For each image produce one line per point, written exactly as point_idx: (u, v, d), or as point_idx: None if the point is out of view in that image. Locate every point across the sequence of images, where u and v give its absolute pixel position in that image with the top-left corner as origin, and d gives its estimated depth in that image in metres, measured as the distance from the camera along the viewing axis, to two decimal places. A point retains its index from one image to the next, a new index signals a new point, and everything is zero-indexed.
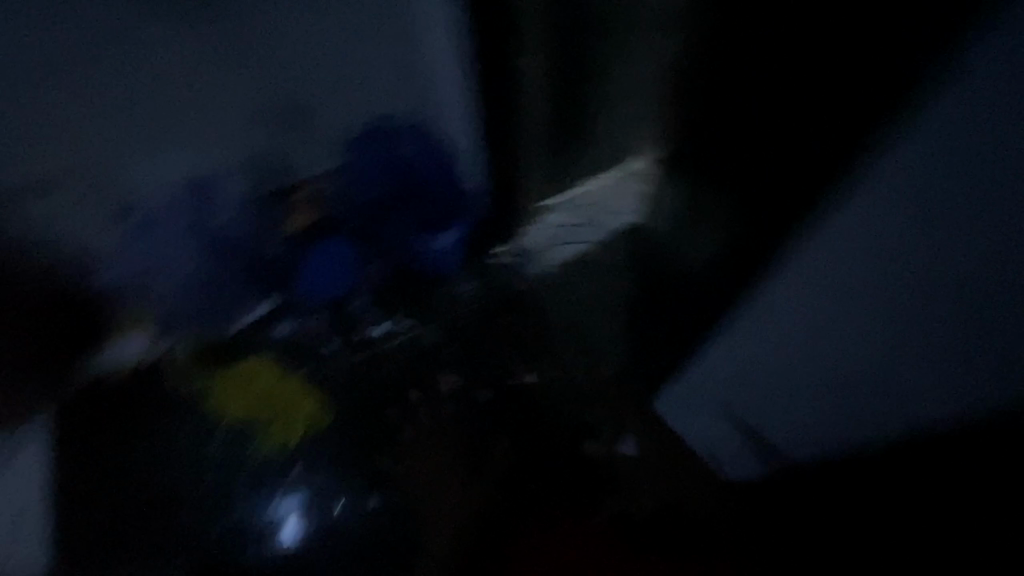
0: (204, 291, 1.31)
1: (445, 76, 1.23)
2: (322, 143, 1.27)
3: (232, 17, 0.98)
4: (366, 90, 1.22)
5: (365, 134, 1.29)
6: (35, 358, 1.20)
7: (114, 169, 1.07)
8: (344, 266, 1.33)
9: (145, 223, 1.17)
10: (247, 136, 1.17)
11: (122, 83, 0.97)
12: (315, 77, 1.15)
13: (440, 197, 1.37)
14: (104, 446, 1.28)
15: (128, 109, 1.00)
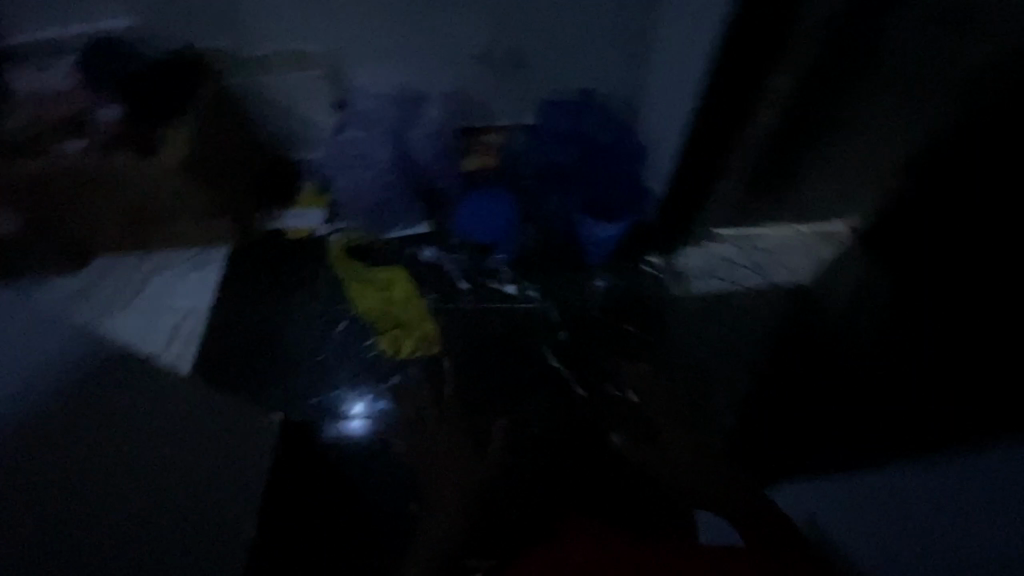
0: (374, 194, 1.37)
1: (660, 73, 1.27)
2: (521, 99, 1.44)
3: None
4: (578, 64, 1.37)
5: (565, 104, 1.39)
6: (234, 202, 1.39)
7: (353, 61, 1.34)
8: (505, 212, 1.38)
9: (358, 115, 1.34)
10: (464, 69, 1.37)
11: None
12: (543, 37, 1.32)
13: (616, 183, 1.34)
14: (242, 296, 1.37)
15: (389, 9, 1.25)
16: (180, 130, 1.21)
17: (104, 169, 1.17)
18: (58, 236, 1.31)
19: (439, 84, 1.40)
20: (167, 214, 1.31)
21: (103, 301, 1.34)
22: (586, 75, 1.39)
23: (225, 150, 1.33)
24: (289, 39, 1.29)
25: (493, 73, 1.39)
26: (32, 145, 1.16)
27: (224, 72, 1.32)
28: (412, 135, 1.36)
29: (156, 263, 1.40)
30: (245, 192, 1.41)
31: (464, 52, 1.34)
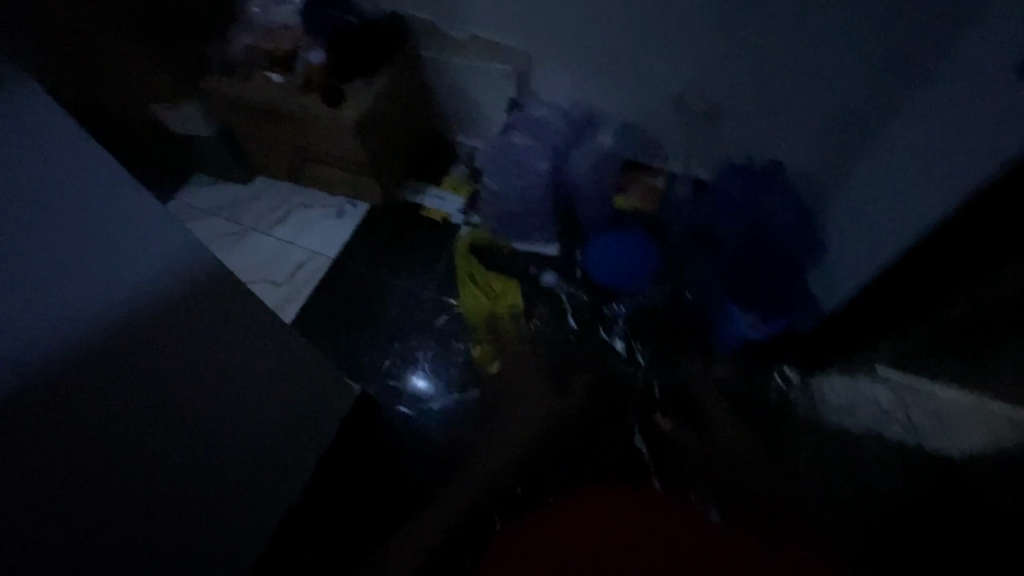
0: (513, 204, 1.33)
1: (862, 183, 1.06)
2: (704, 147, 1.33)
3: (733, 20, 1.03)
4: (781, 134, 1.21)
5: (746, 171, 1.25)
6: (391, 167, 1.42)
7: (543, 67, 1.28)
8: (639, 263, 1.29)
9: (528, 119, 1.31)
10: (651, 106, 1.28)
11: (608, 18, 1.13)
12: (751, 101, 1.17)
13: (776, 279, 1.17)
14: (365, 256, 1.41)
15: (598, 33, 1.17)
16: (365, 92, 1.24)
17: (291, 109, 1.23)
18: (235, 146, 1.41)
19: (621, 110, 1.32)
20: (326, 158, 1.37)
21: (253, 218, 1.46)
22: (787, 148, 1.22)
23: (396, 116, 1.35)
24: (489, 30, 1.25)
25: (680, 117, 1.28)
26: (242, 69, 1.26)
27: (421, 41, 1.32)
28: (573, 158, 1.30)
29: (306, 199, 1.48)
30: (401, 159, 1.44)
31: (662, 89, 1.23)
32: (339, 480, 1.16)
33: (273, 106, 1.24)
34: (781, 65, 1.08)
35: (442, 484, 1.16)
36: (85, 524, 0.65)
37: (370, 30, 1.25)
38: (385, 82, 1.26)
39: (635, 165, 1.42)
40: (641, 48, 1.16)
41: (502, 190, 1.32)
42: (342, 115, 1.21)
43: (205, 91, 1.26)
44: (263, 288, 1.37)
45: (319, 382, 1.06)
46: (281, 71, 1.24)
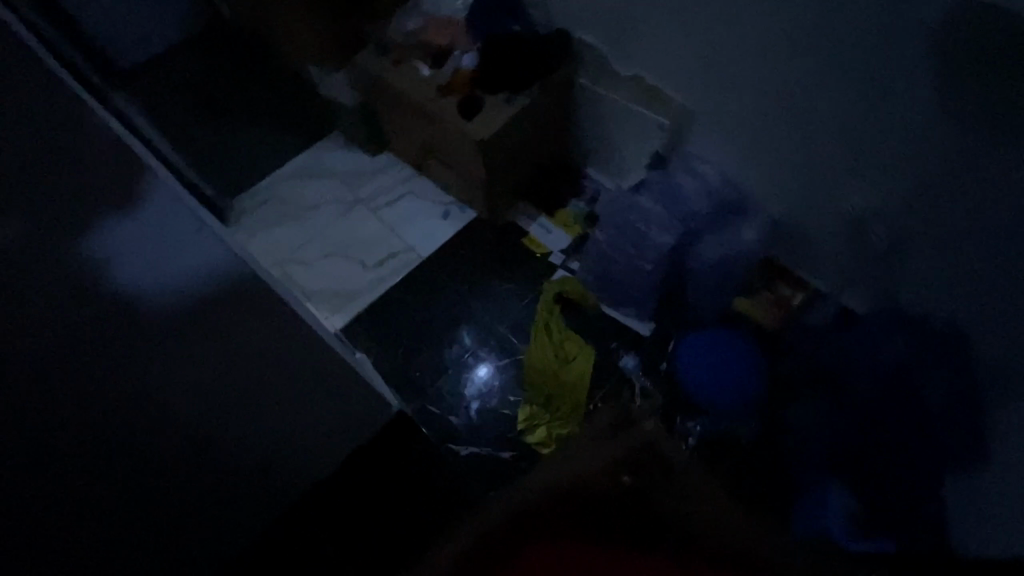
0: (618, 266, 1.20)
1: None
2: (860, 277, 1.10)
3: (962, 152, 0.80)
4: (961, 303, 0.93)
5: (904, 326, 1.02)
6: (506, 186, 1.34)
7: (704, 131, 1.12)
8: (738, 383, 1.11)
9: (665, 183, 1.16)
10: (814, 212, 1.07)
11: (801, 103, 0.94)
12: (939, 253, 0.93)
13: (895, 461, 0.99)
14: (451, 268, 1.37)
15: (780, 116, 0.99)
16: (502, 109, 1.16)
17: (425, 107, 1.18)
18: (370, 122, 1.42)
19: (776, 205, 1.12)
20: (449, 160, 1.33)
21: (366, 194, 1.47)
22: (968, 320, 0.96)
23: (529, 138, 1.26)
24: (657, 75, 1.11)
25: (848, 236, 1.05)
26: (396, 52, 1.23)
27: (580, 67, 1.21)
28: (704, 242, 1.13)
29: (420, 190, 1.46)
30: (519, 180, 1.35)
31: (834, 198, 1.02)
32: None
33: (410, 97, 1.20)
34: (1004, 226, 0.82)
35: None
36: None
37: (530, 43, 1.15)
38: (526, 103, 1.17)
39: (773, 267, 1.21)
40: (828, 144, 0.96)
41: (613, 251, 1.19)
42: (472, 129, 1.14)
43: (356, 65, 1.26)
44: (354, 269, 1.37)
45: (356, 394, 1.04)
46: (430, 65, 1.20)
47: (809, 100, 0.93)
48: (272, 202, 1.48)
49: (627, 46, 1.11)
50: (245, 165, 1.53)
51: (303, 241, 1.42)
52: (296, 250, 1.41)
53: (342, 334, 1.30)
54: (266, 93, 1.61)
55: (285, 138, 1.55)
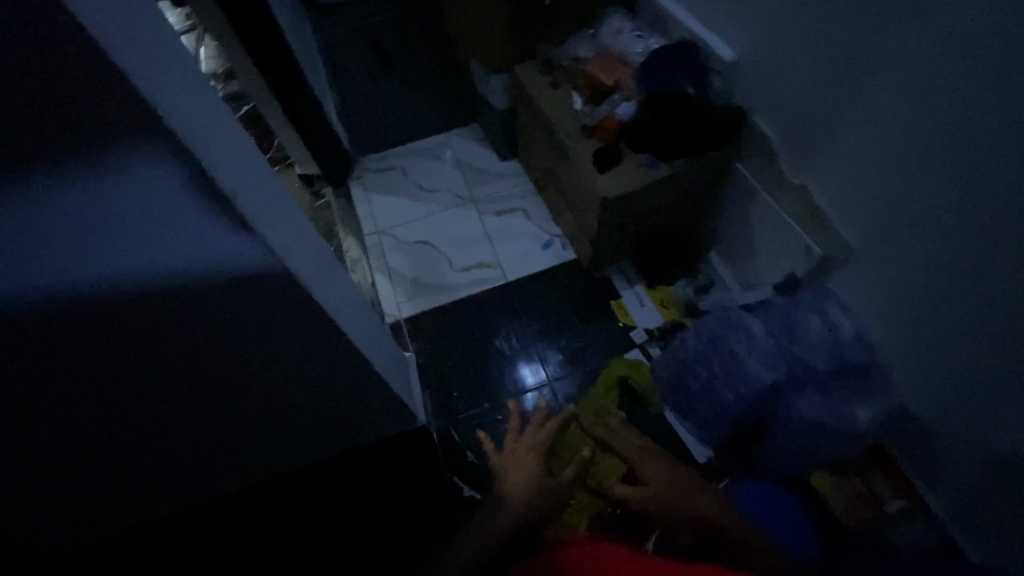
0: (698, 381, 1.07)
1: None
2: (976, 518, 0.89)
3: None
4: None
5: None
6: (617, 245, 1.25)
7: (854, 277, 0.95)
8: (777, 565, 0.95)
9: (789, 317, 0.99)
10: (948, 424, 0.88)
11: (983, 307, 0.75)
12: None
13: None
14: (528, 301, 1.31)
15: (952, 307, 0.80)
16: (639, 171, 1.06)
17: (562, 141, 1.12)
18: (510, 129, 1.40)
19: (904, 391, 0.94)
20: (569, 196, 1.27)
21: (481, 195, 1.45)
22: None
23: (658, 206, 1.15)
24: (826, 198, 0.95)
25: (980, 472, 0.85)
26: (558, 74, 1.18)
27: (742, 153, 1.08)
28: (804, 397, 0.96)
29: (531, 209, 1.42)
30: (632, 243, 1.25)
31: (981, 424, 0.82)
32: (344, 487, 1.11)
33: (552, 125, 1.14)
34: None
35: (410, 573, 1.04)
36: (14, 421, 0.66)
37: (698, 110, 1.03)
38: (666, 173, 1.05)
39: (879, 457, 1.01)
40: (999, 364, 0.76)
41: (696, 359, 1.07)
42: (599, 182, 1.05)
43: (515, 73, 1.22)
44: (439, 264, 1.37)
45: (386, 413, 1.01)
46: (586, 99, 1.13)
47: (991, 312, 0.74)
48: (397, 169, 1.51)
49: (807, 154, 0.96)
50: (387, 128, 1.58)
51: (406, 221, 1.44)
52: (397, 224, 1.43)
53: (403, 322, 1.30)
54: (432, 67, 1.65)
55: (430, 115, 1.58)
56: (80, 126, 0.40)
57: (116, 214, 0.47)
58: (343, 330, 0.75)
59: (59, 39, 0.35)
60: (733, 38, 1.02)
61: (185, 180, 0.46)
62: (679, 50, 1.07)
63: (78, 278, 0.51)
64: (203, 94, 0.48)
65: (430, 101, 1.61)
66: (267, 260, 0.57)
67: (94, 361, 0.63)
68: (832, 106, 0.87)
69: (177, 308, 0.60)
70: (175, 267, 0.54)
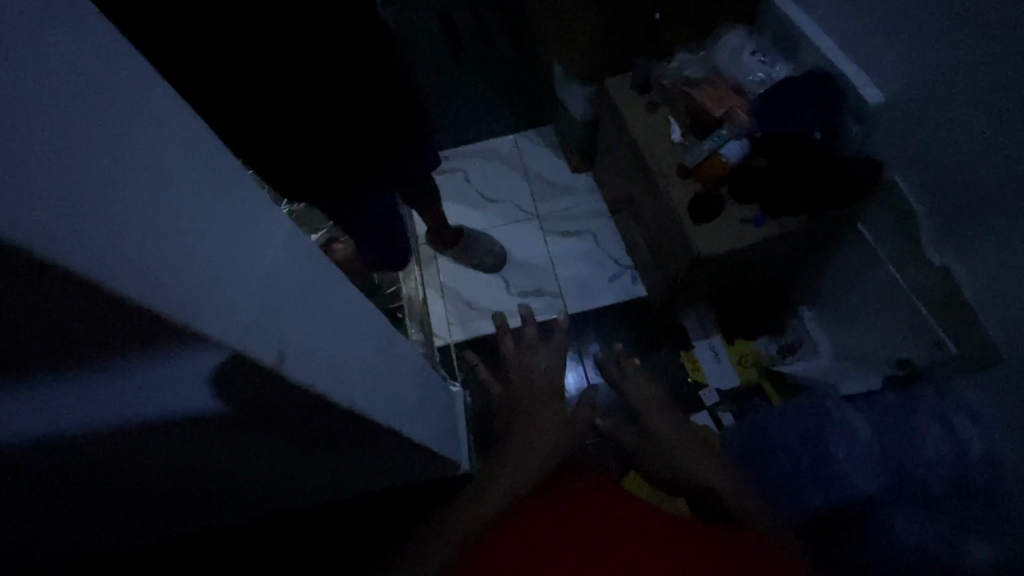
0: (775, 469, 0.93)
1: None
2: None
3: None
4: None
5: None
6: (697, 293, 1.10)
7: (991, 381, 0.81)
8: None
9: (896, 416, 0.86)
10: None
11: None
12: None
13: None
14: (590, 339, 1.20)
15: None
16: (743, 228, 0.90)
17: (653, 178, 0.97)
18: (588, 143, 1.26)
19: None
20: (649, 232, 1.13)
21: (549, 213, 1.33)
22: None
23: (754, 261, 1.00)
24: (972, 289, 0.80)
25: None
26: (654, 94, 1.03)
27: (866, 214, 0.93)
28: (905, 516, 0.76)
29: (602, 234, 1.30)
30: (714, 293, 1.11)
31: None
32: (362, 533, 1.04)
33: (642, 158, 0.99)
34: None
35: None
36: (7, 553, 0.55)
37: (822, 162, 0.87)
38: (775, 233, 0.90)
39: None
40: None
41: (779, 445, 0.95)
42: (695, 235, 0.90)
43: (603, 89, 1.08)
44: (496, 288, 1.27)
45: (432, 466, 0.94)
46: (685, 129, 0.98)
47: None
48: (459, 174, 1.39)
49: (960, 235, 0.80)
50: (451, 124, 1.45)
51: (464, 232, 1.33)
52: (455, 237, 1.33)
53: (452, 347, 1.22)
54: (505, 59, 1.51)
55: (498, 115, 1.45)
56: (108, 360, 0.28)
57: (87, 423, 0.34)
58: (398, 426, 0.66)
59: (70, 296, 0.23)
60: (883, 77, 0.85)
61: (231, 371, 0.34)
62: (811, 86, 0.90)
63: (84, 458, 0.40)
64: (266, 244, 0.36)
65: (500, 98, 1.47)
66: (324, 404, 0.47)
67: (99, 497, 0.52)
68: (1008, 196, 0.71)
69: (201, 450, 0.49)
70: (196, 431, 0.43)
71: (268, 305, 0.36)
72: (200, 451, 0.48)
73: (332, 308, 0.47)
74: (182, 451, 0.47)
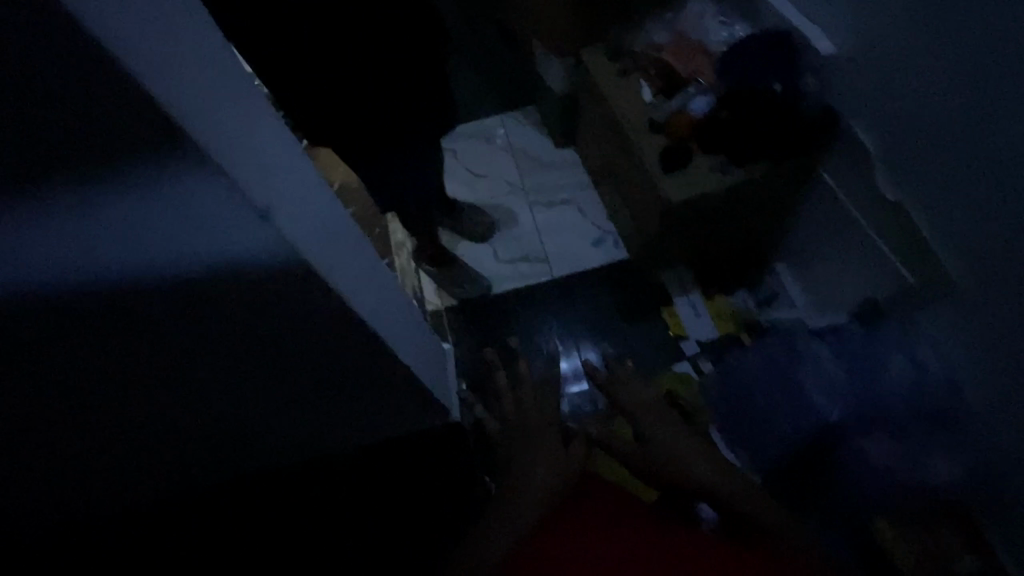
0: (754, 403, 1.01)
1: None
2: None
3: None
4: None
5: None
6: (675, 250, 1.16)
7: (944, 309, 0.87)
8: None
9: (858, 346, 0.94)
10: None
11: None
12: None
13: None
14: (575, 299, 1.26)
15: None
16: (711, 175, 0.96)
17: (626, 135, 1.04)
18: (569, 116, 1.33)
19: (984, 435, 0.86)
20: (628, 194, 1.19)
21: (533, 185, 1.39)
22: None
23: (726, 214, 1.06)
24: (926, 220, 0.85)
25: None
26: (627, 60, 1.09)
27: (827, 162, 0.99)
28: (872, 438, 0.89)
29: (585, 202, 1.36)
30: (691, 250, 1.17)
31: None
32: (366, 471, 1.11)
33: (615, 117, 1.06)
34: None
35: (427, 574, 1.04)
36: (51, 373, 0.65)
37: (781, 111, 0.93)
38: (740, 179, 0.96)
39: (960, 520, 0.90)
40: None
41: (754, 383, 1.00)
42: (664, 183, 0.96)
43: (580, 58, 1.15)
44: (484, 254, 1.33)
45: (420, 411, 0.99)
46: (655, 89, 1.04)
47: None
48: (448, 150, 1.46)
49: (910, 168, 0.86)
50: None
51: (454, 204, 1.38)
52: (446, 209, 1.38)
53: (443, 311, 1.27)
54: (492, 43, 1.58)
55: (486, 95, 1.51)
56: (127, 160, 0.37)
57: (107, 227, 0.43)
58: (387, 341, 0.71)
59: (108, 82, 0.31)
60: (833, 29, 0.91)
61: (236, 217, 0.45)
62: (771, 43, 0.96)
63: (105, 275, 0.50)
64: (254, 111, 0.45)
65: (487, 79, 1.54)
66: (313, 280, 0.55)
67: (133, 333, 0.61)
68: (952, 126, 0.77)
69: (211, 305, 0.57)
70: (193, 276, 0.52)
71: (264, 169, 0.46)
72: (210, 299, 0.56)
73: (314, 196, 0.56)
74: (196, 291, 0.54)
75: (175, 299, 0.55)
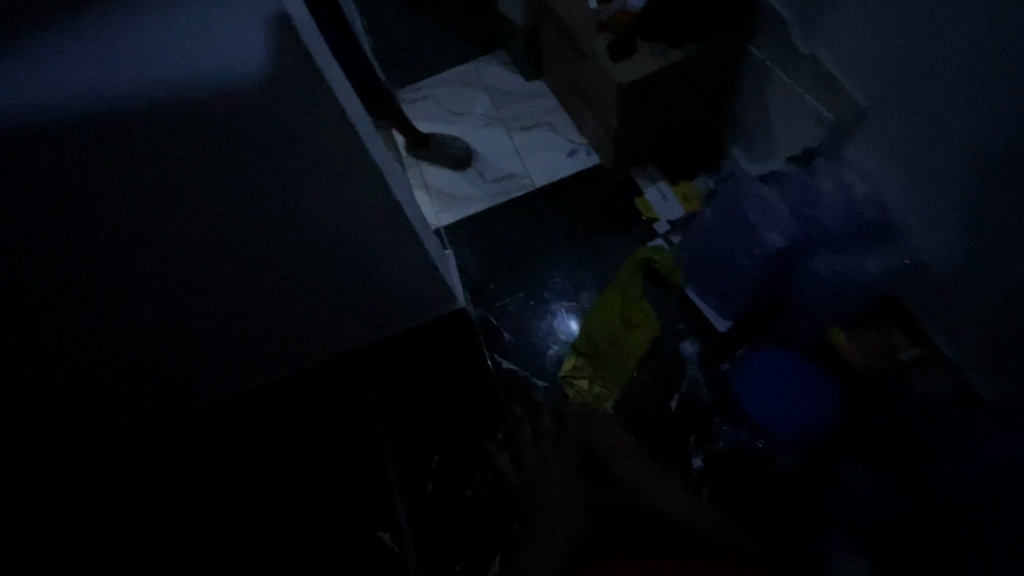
0: (720, 250, 1.15)
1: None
2: (963, 331, 1.04)
3: None
4: None
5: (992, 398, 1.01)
6: (639, 144, 1.31)
7: (861, 139, 1.03)
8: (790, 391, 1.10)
9: (798, 179, 1.07)
10: (938, 255, 1.00)
11: (962, 135, 0.85)
12: None
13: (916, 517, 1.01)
14: (558, 202, 1.41)
15: (939, 144, 0.90)
16: (656, 58, 1.12)
17: (578, 38, 1.19)
18: (531, 46, 1.49)
19: (908, 237, 1.04)
20: (589, 100, 1.34)
21: (509, 114, 1.54)
22: None
23: (675, 100, 1.21)
24: (838, 57, 0.99)
25: (965, 290, 0.98)
26: None
27: (754, 37, 1.14)
28: (820, 255, 1.05)
29: (557, 123, 1.51)
30: (653, 144, 1.32)
31: (969, 250, 0.94)
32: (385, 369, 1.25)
33: (568, 25, 1.21)
34: None
35: (459, 439, 1.19)
36: (113, 257, 0.79)
37: None
38: (679, 58, 1.11)
39: (896, 310, 1.13)
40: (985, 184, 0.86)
41: (718, 233, 1.14)
42: (615, 69, 1.12)
43: None
44: (473, 177, 1.48)
45: (428, 293, 1.13)
46: None
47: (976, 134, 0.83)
48: (429, 96, 1.60)
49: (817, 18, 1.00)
50: (413, 59, 1.66)
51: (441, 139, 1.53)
52: None
53: (443, 231, 1.41)
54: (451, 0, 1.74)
55: (452, 44, 1.67)
56: None
57: (163, 29, 0.56)
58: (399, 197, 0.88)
59: None
60: None
61: (259, 34, 0.60)
62: None
63: (156, 101, 0.62)
64: None
65: (452, 31, 1.69)
66: (338, 118, 0.71)
67: (176, 200, 0.75)
68: None
69: (242, 148, 0.71)
70: (228, 99, 0.64)
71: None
72: (239, 144, 0.70)
73: (318, 44, 0.71)
74: (229, 130, 0.68)
75: (209, 149, 0.70)
